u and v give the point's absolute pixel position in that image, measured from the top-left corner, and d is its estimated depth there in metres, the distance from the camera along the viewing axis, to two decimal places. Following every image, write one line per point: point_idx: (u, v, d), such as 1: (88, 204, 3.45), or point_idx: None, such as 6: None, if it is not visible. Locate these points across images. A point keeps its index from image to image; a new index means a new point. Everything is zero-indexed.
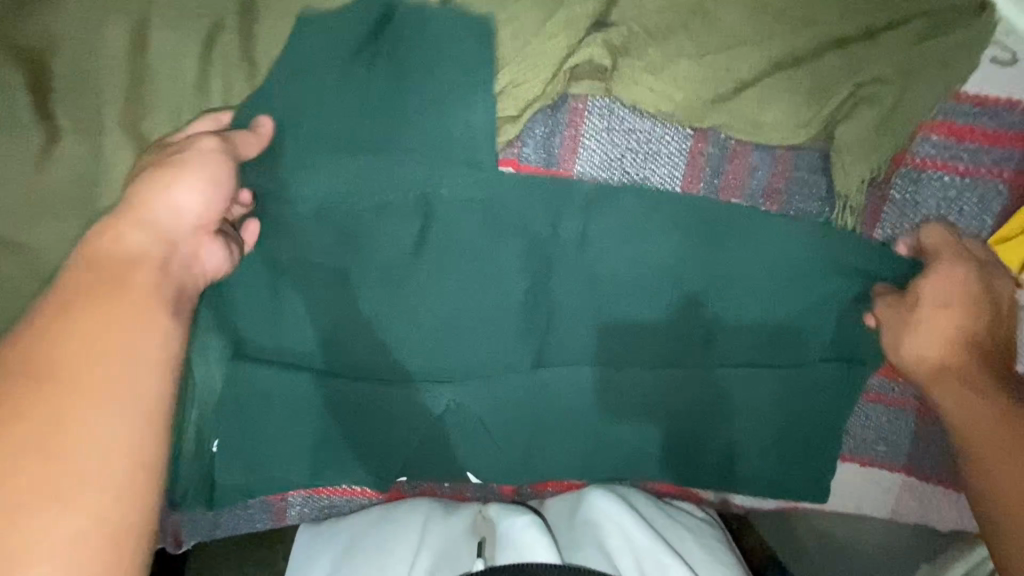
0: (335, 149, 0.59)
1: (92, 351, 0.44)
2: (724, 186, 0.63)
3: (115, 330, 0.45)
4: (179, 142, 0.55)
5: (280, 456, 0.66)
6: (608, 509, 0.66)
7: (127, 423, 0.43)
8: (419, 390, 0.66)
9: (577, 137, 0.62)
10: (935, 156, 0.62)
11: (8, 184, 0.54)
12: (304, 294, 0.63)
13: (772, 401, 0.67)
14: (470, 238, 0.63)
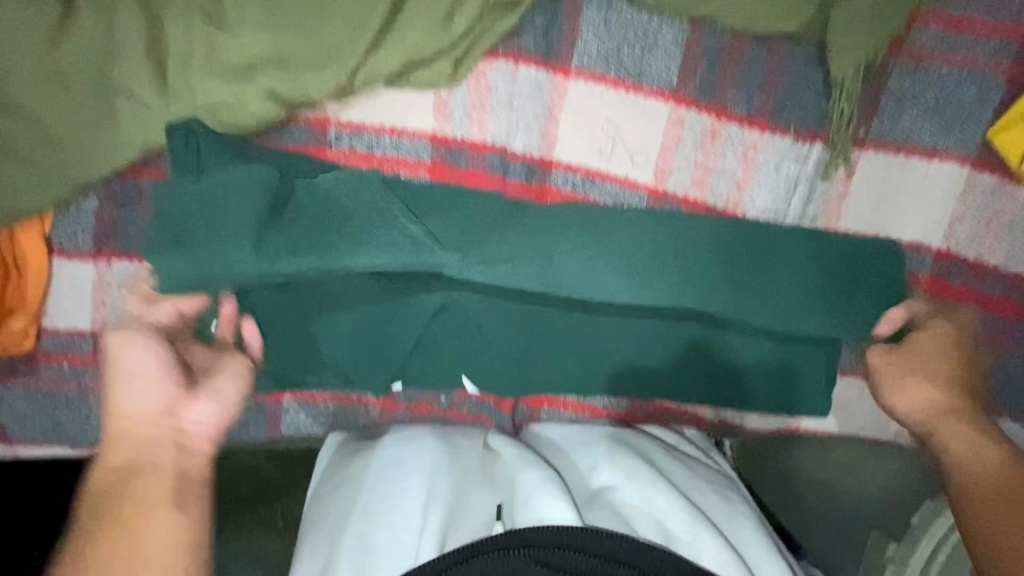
0: (331, 32, 0.60)
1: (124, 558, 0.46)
2: (720, 80, 0.62)
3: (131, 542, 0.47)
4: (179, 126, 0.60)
5: (280, 347, 0.68)
6: (625, 464, 0.60)
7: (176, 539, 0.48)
8: (414, 284, 0.68)
9: (576, 29, 0.61)
10: (929, 49, 0.61)
11: (27, 56, 0.57)
12: (300, 183, 0.63)
13: (774, 318, 0.67)
14: (483, 147, 0.65)
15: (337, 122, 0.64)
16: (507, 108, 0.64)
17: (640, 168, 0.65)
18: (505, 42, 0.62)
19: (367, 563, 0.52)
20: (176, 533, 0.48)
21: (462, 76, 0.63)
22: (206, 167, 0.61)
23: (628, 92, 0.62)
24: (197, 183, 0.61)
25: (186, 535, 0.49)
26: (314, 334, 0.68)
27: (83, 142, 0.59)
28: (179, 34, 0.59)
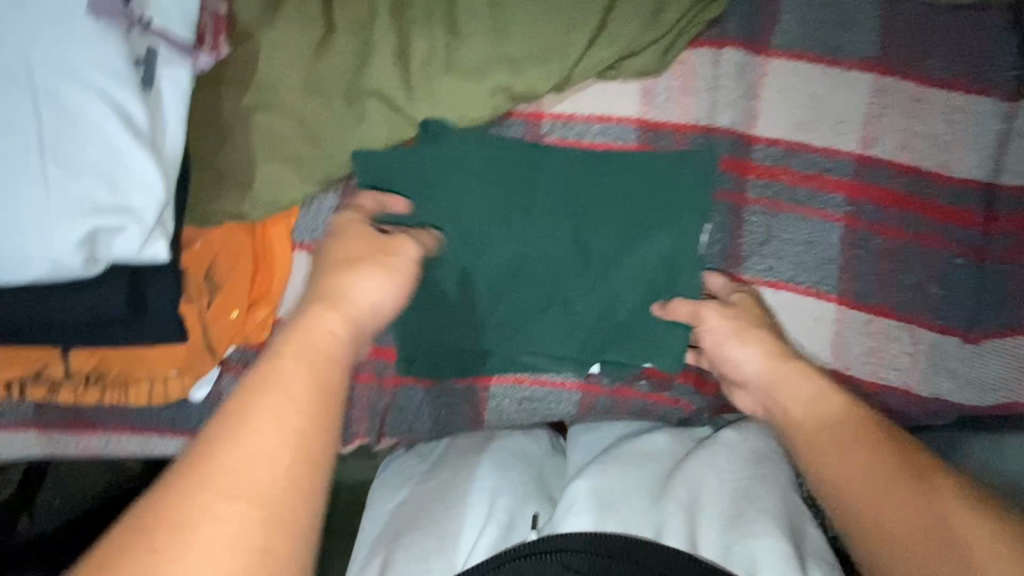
0: (556, 31, 0.66)
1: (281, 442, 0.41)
2: (919, 51, 0.66)
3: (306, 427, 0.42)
4: (519, 116, 0.70)
5: (463, 322, 0.71)
6: (700, 479, 0.60)
7: (293, 454, 0.41)
8: (593, 264, 0.69)
9: (775, 15, 0.67)
10: None
11: (296, 66, 0.65)
12: (501, 167, 0.69)
13: (980, 290, 0.69)
14: (676, 134, 0.69)
15: (550, 114, 0.70)
16: (712, 90, 0.68)
17: (844, 136, 0.67)
18: (709, 29, 0.68)
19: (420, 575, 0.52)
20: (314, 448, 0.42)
21: (669, 62, 0.68)
22: (437, 149, 0.68)
23: (828, 67, 0.67)
24: (384, 170, 0.68)
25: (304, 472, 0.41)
26: (524, 335, 0.71)
27: (343, 140, 0.66)
28: (425, 38, 0.66)
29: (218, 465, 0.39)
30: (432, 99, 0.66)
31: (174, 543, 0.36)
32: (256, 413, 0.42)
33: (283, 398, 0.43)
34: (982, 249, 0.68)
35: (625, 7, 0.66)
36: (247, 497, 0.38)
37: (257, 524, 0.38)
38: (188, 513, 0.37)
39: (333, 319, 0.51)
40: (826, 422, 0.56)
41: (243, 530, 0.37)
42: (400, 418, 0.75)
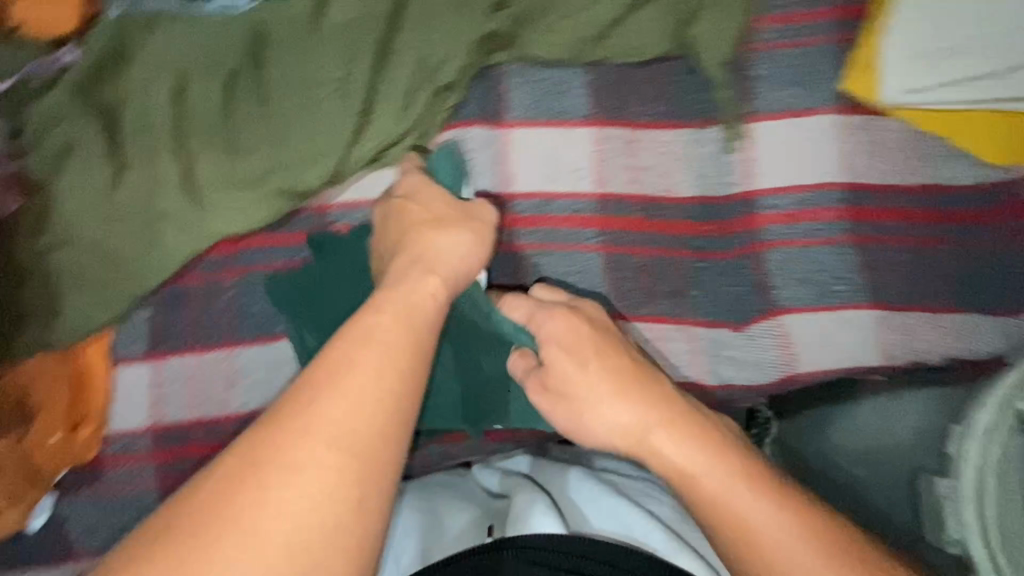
0: (320, 137, 0.77)
1: (382, 382, 0.52)
2: (624, 103, 0.79)
3: (394, 370, 0.53)
4: (309, 214, 0.79)
5: None
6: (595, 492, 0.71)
7: (375, 405, 0.50)
8: None
9: (504, 93, 0.80)
10: (780, 40, 0.77)
11: (88, 204, 0.73)
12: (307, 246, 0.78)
13: (726, 284, 0.80)
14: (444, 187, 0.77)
15: (335, 206, 0.79)
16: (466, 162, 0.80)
17: (583, 181, 0.79)
18: (454, 114, 0.80)
19: None
20: (391, 394, 0.52)
21: (426, 146, 0.79)
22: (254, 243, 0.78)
23: (556, 127, 0.79)
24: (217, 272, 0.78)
25: (394, 419, 0.51)
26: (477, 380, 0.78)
27: (142, 261, 0.73)
28: (207, 163, 0.75)
29: (328, 401, 0.50)
30: (220, 213, 0.75)
31: (279, 479, 0.46)
32: (385, 381, 0.52)
33: (376, 359, 0.53)
34: (718, 253, 0.80)
35: (378, 111, 0.78)
36: (346, 448, 0.48)
37: (352, 473, 0.48)
38: (277, 451, 0.47)
39: (430, 281, 0.63)
40: (699, 468, 0.61)
41: (331, 474, 0.47)
42: None
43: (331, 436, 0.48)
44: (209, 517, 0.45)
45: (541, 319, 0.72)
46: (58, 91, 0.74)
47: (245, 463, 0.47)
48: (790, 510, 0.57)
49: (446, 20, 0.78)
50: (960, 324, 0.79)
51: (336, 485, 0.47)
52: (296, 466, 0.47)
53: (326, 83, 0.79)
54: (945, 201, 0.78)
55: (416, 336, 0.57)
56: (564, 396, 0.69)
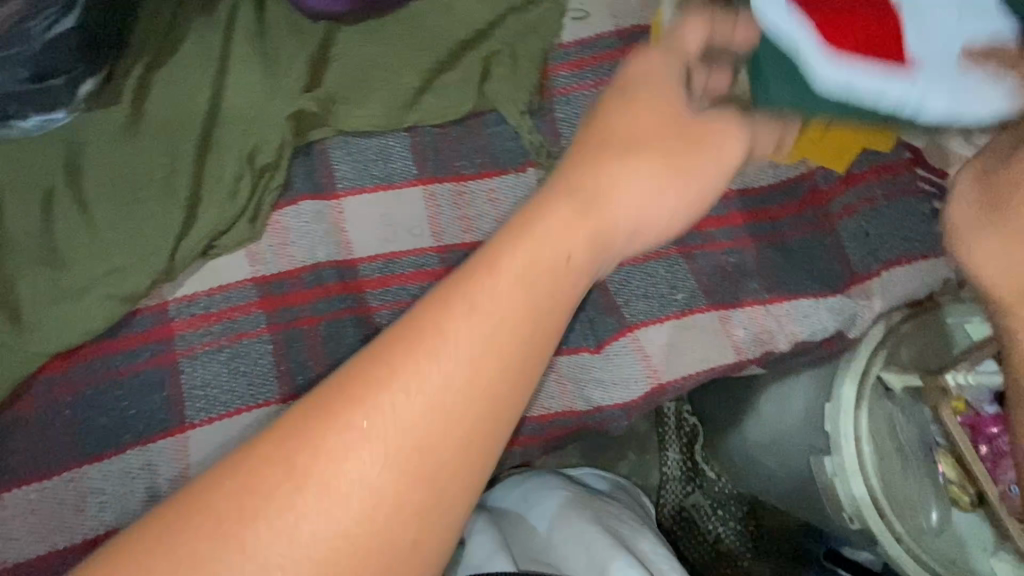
0: (149, 236, 0.78)
1: (550, 262, 0.44)
2: (445, 158, 0.83)
3: (557, 234, 0.46)
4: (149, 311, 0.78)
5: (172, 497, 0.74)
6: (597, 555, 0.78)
7: (528, 294, 0.43)
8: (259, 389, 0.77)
9: (331, 166, 0.83)
10: (572, 83, 0.85)
11: None
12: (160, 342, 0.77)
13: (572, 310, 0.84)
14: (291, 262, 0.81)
15: (173, 300, 0.79)
16: (302, 237, 0.82)
17: (419, 237, 0.83)
18: (284, 193, 0.83)
19: None
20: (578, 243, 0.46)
21: (261, 226, 0.81)
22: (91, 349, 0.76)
23: (386, 191, 0.83)
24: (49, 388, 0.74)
25: (572, 289, 0.46)
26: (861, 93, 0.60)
27: None
28: (29, 282, 0.75)
29: (505, 268, 0.43)
30: (44, 330, 0.74)
31: (336, 443, 0.38)
32: (530, 254, 0.44)
33: (518, 300, 0.43)
34: None
35: (205, 201, 0.80)
36: (453, 416, 0.40)
37: (522, 340, 0.42)
38: (439, 321, 0.41)
39: (576, 218, 0.47)
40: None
41: (501, 348, 0.42)
42: None
43: (432, 394, 0.40)
44: (276, 498, 0.38)
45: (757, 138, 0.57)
46: None
47: (316, 411, 0.40)
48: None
49: (262, 110, 0.83)
50: (796, 309, 0.84)
51: (413, 448, 0.39)
52: (461, 335, 0.41)
53: (152, 182, 0.80)
54: (757, 202, 0.86)
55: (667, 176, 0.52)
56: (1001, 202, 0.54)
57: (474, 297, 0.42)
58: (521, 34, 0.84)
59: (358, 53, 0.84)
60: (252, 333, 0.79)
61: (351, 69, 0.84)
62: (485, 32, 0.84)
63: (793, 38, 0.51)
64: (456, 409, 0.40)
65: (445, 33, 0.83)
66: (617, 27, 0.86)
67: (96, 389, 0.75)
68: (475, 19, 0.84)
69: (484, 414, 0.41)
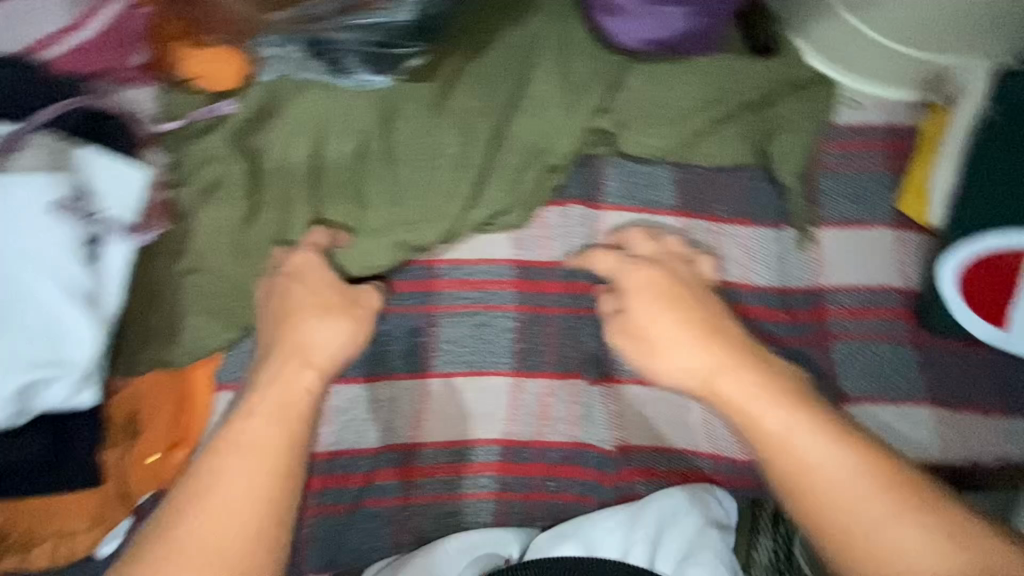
0: (440, 201, 0.87)
1: (269, 418, 0.67)
2: (708, 198, 0.89)
3: (270, 386, 0.70)
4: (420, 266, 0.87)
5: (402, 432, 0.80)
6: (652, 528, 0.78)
7: (268, 431, 0.66)
8: (498, 359, 0.84)
9: (602, 179, 0.90)
10: (841, 162, 0.90)
11: (225, 233, 0.79)
12: (425, 295, 0.85)
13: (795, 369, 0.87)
14: (549, 254, 0.88)
15: (443, 261, 0.87)
16: (565, 235, 0.88)
17: None
18: (557, 193, 0.90)
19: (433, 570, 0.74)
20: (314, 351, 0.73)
21: (531, 217, 0.88)
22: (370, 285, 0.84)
23: (647, 215, 0.89)
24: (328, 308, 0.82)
25: (298, 424, 0.68)
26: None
27: (263, 294, 0.79)
28: (335, 212, 0.84)
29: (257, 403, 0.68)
30: (340, 256, 0.82)
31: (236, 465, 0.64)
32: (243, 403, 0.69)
33: (274, 406, 0.68)
34: (791, 342, 0.86)
35: (491, 184, 0.88)
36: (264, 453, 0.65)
37: (277, 454, 0.65)
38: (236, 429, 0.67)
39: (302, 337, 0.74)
40: (748, 402, 0.69)
41: (256, 447, 0.65)
42: (319, 548, 0.78)
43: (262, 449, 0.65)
44: (226, 481, 0.63)
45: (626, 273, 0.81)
46: (215, 135, 0.81)
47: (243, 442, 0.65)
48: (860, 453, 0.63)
49: (555, 115, 0.91)
50: (1007, 427, 0.85)
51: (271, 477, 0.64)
52: (253, 435, 0.66)
53: (447, 154, 0.89)
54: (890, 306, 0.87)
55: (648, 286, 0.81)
56: (641, 338, 0.78)
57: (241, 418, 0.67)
58: (802, 110, 0.91)
59: (649, 88, 0.92)
60: (502, 308, 0.86)
61: (642, 101, 0.92)
62: (769, 101, 0.91)
63: (947, 298, 0.83)
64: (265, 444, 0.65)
65: (734, 92, 0.91)
66: (890, 124, 0.93)
67: (362, 321, 0.82)
68: (762, 88, 0.91)
69: (260, 493, 0.63)
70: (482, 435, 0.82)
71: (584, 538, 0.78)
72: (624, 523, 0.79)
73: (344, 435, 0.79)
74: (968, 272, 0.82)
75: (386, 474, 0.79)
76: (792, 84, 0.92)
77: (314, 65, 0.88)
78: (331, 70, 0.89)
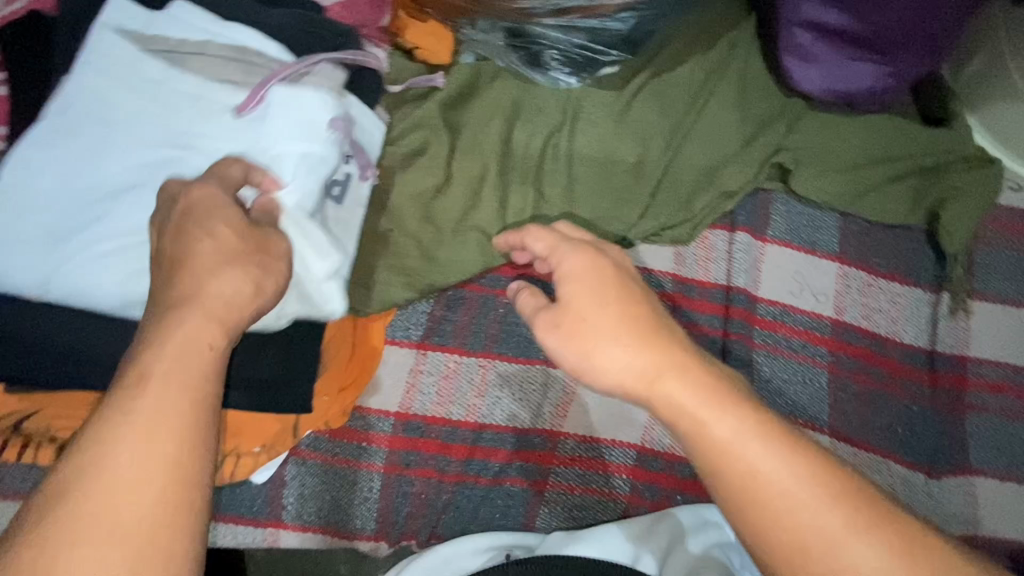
0: (614, 203, 0.91)
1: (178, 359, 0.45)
2: (867, 251, 0.92)
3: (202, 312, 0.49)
4: None
5: (551, 418, 0.81)
6: (674, 538, 0.76)
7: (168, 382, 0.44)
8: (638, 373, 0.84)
9: (768, 213, 0.94)
10: (999, 239, 0.93)
11: (424, 196, 0.83)
12: None
13: (933, 432, 0.87)
14: (707, 273, 0.91)
15: None
16: (725, 259, 0.92)
17: (823, 304, 0.90)
18: (723, 217, 0.94)
19: (462, 552, 0.74)
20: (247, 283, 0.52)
21: (696, 235, 0.92)
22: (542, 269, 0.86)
23: (806, 254, 0.92)
24: (498, 284, 0.85)
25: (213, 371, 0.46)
26: None
27: (449, 259, 0.82)
28: (519, 194, 0.87)
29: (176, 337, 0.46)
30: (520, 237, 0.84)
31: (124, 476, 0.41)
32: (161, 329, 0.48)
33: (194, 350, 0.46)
34: (932, 405, 0.87)
35: (663, 197, 0.92)
36: (159, 436, 0.42)
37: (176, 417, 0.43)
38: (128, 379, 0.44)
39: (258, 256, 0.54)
40: (701, 412, 0.48)
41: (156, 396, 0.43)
42: (453, 518, 0.77)
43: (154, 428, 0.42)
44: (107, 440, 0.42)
45: (563, 254, 0.57)
46: (428, 103, 0.86)
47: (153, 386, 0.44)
48: (828, 480, 0.44)
49: (735, 142, 0.94)
50: None
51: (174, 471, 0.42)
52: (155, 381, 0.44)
53: (627, 159, 0.93)
54: (988, 379, 0.88)
55: (602, 267, 0.56)
56: (582, 330, 0.53)
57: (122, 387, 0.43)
58: (973, 183, 0.93)
59: (827, 133, 0.95)
60: None
61: (820, 145, 0.95)
62: (939, 169, 0.94)
63: None
64: (165, 417, 0.43)
65: (908, 154, 0.95)
66: None
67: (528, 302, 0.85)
68: (935, 155, 0.95)
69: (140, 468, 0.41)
70: (625, 437, 0.83)
71: (603, 542, 0.76)
72: (645, 532, 0.77)
73: (494, 409, 0.80)
74: None
75: (529, 455, 0.80)
76: (964, 157, 0.95)
77: (513, 56, 0.93)
78: (528, 62, 0.92)
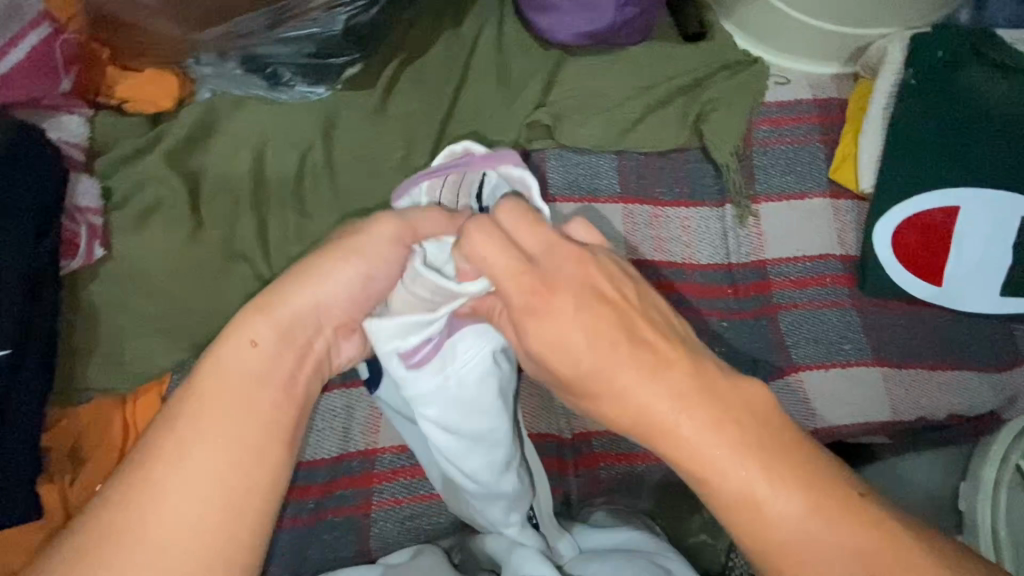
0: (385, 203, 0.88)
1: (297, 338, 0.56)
2: (647, 184, 0.92)
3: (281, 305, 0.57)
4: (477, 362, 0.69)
5: (359, 438, 0.79)
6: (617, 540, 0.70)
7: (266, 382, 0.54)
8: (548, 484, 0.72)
9: (545, 174, 0.92)
10: (771, 137, 0.94)
11: (166, 254, 0.79)
12: None
13: (752, 341, 0.87)
14: None
15: None
16: None
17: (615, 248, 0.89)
18: None
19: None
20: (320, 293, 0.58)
21: None
22: None
23: (589, 203, 0.91)
24: None
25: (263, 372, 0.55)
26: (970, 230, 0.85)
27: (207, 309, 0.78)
28: (278, 221, 0.84)
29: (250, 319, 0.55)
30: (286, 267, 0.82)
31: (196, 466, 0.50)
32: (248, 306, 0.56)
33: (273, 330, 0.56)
34: (745, 315, 0.88)
35: None
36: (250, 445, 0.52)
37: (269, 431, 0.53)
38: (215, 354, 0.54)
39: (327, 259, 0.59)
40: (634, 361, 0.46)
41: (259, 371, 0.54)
42: (280, 567, 0.75)
43: (237, 432, 0.52)
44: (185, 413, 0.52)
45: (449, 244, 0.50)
46: (151, 156, 0.82)
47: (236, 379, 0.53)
48: None
49: (495, 111, 0.93)
50: (957, 379, 0.87)
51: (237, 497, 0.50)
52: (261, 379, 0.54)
53: (391, 157, 0.90)
54: (789, 275, 0.89)
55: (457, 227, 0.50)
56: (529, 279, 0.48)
57: (199, 372, 0.54)
58: (734, 90, 0.93)
59: (584, 78, 0.94)
60: None
61: (577, 91, 0.93)
62: (700, 83, 0.94)
63: (895, 265, 0.86)
64: (227, 458, 0.51)
65: (666, 77, 0.94)
66: (818, 97, 0.96)
67: None
68: (692, 72, 0.94)
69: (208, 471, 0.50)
70: None
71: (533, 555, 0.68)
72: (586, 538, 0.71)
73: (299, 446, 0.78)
74: (898, 234, 0.87)
75: (347, 482, 0.78)
76: (722, 66, 0.95)
77: (244, 81, 0.88)
78: (269, 84, 0.88)
